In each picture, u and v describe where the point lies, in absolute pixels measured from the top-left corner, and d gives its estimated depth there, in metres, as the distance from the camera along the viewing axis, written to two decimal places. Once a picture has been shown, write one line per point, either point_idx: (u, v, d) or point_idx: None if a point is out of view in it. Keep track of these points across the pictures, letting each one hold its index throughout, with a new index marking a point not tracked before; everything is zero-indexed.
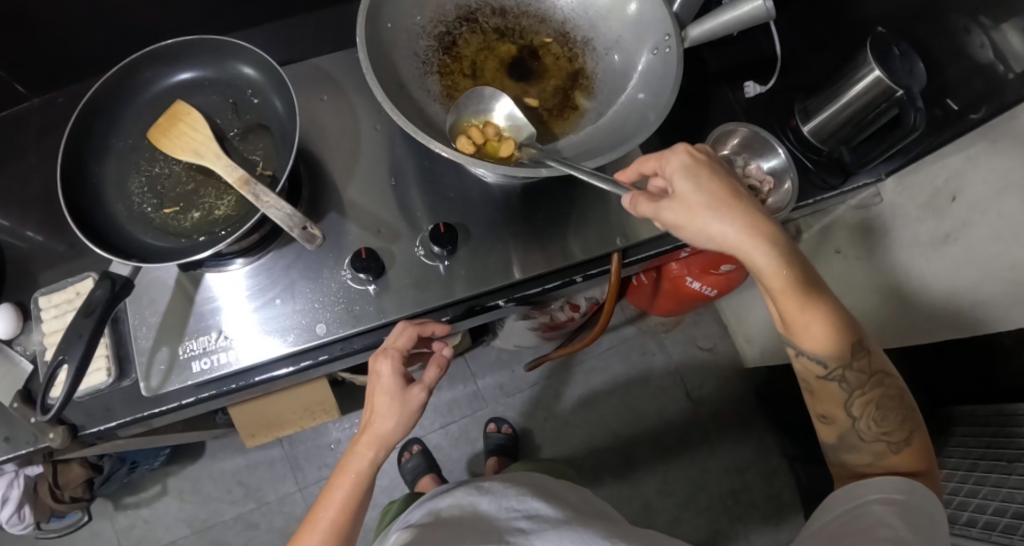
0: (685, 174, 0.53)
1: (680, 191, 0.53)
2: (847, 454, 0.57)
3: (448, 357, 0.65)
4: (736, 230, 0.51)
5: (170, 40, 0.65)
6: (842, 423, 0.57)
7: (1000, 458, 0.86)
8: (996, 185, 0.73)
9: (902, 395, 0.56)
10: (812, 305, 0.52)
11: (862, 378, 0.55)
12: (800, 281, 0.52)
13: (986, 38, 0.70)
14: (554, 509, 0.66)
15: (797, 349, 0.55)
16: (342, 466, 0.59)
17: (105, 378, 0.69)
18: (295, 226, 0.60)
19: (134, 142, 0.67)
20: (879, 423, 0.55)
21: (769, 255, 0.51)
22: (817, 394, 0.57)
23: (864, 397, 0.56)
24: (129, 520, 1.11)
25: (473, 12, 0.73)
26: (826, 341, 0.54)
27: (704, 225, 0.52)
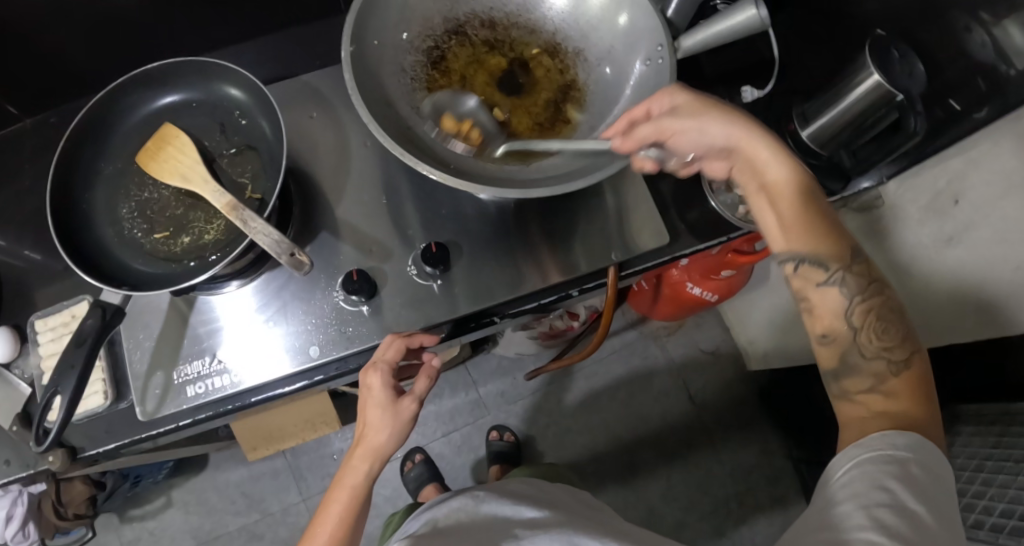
0: (683, 114, 0.57)
1: (679, 104, 0.58)
2: (847, 380, 0.53)
3: (438, 368, 0.64)
4: (738, 121, 0.57)
5: (156, 63, 0.65)
6: (844, 338, 0.53)
7: (1007, 458, 0.83)
8: (998, 186, 0.72)
9: (902, 313, 0.54)
10: (804, 210, 0.55)
11: (860, 283, 0.54)
12: (796, 180, 0.56)
13: (986, 35, 0.68)
14: (550, 517, 0.64)
15: (794, 259, 0.54)
16: (340, 479, 0.60)
17: (103, 401, 0.69)
18: (283, 253, 0.59)
19: (122, 167, 0.66)
20: (880, 335, 0.53)
21: (769, 143, 0.56)
22: (815, 311, 0.55)
23: (863, 305, 0.53)
24: (135, 532, 1.12)
25: (461, 26, 0.71)
26: (821, 237, 0.54)
27: (705, 123, 0.57)
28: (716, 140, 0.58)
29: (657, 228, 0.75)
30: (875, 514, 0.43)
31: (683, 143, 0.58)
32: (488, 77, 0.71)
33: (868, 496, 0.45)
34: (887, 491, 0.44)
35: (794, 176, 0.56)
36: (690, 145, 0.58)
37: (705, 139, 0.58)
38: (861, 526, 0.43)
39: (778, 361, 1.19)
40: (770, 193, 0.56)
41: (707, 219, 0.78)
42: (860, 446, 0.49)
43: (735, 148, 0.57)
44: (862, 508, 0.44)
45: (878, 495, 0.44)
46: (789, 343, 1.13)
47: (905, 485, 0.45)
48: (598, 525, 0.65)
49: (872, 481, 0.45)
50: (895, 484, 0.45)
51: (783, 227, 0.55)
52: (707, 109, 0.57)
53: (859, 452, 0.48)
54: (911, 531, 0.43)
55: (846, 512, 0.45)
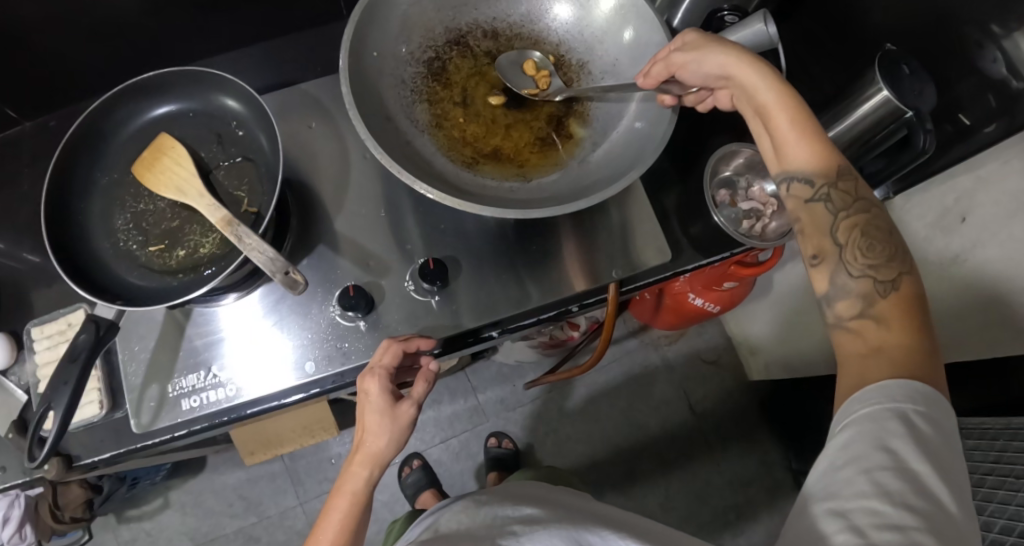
0: (689, 48, 0.59)
1: (689, 39, 0.60)
2: (839, 304, 0.49)
3: (435, 371, 0.62)
4: (734, 50, 0.56)
5: (153, 72, 0.64)
6: (831, 259, 0.50)
7: (1008, 474, 0.75)
8: (1007, 207, 0.70)
9: (894, 230, 0.50)
10: (793, 133, 0.52)
11: (847, 199, 0.50)
12: (788, 103, 0.52)
13: (997, 50, 0.67)
14: (548, 513, 0.60)
15: (788, 178, 0.52)
16: (340, 486, 0.59)
17: (98, 411, 0.68)
18: (277, 271, 0.59)
19: (119, 177, 0.66)
20: (866, 251, 0.49)
21: (760, 68, 0.54)
22: (807, 230, 0.52)
23: (849, 221, 0.50)
24: (132, 533, 1.12)
25: (463, 36, 0.70)
26: (811, 152, 0.51)
27: (706, 54, 0.57)
28: (713, 71, 0.58)
29: (660, 246, 0.74)
30: (878, 479, 0.40)
31: (690, 76, 0.60)
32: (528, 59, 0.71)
33: (869, 459, 0.40)
34: (890, 452, 0.40)
35: (788, 99, 0.53)
36: (695, 78, 0.60)
37: (707, 69, 0.58)
38: (862, 494, 0.39)
39: (778, 371, 1.19)
40: (762, 115, 0.54)
41: (711, 235, 0.77)
42: (857, 401, 0.44)
43: (733, 77, 0.57)
44: (863, 473, 0.40)
45: (880, 457, 0.40)
46: (791, 351, 1.13)
47: (911, 444, 0.40)
48: (598, 517, 0.62)
49: (873, 440, 0.41)
50: (900, 444, 0.40)
51: (776, 151, 0.54)
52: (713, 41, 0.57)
53: (857, 408, 0.43)
54: (918, 495, 0.39)
55: (846, 478, 0.41)
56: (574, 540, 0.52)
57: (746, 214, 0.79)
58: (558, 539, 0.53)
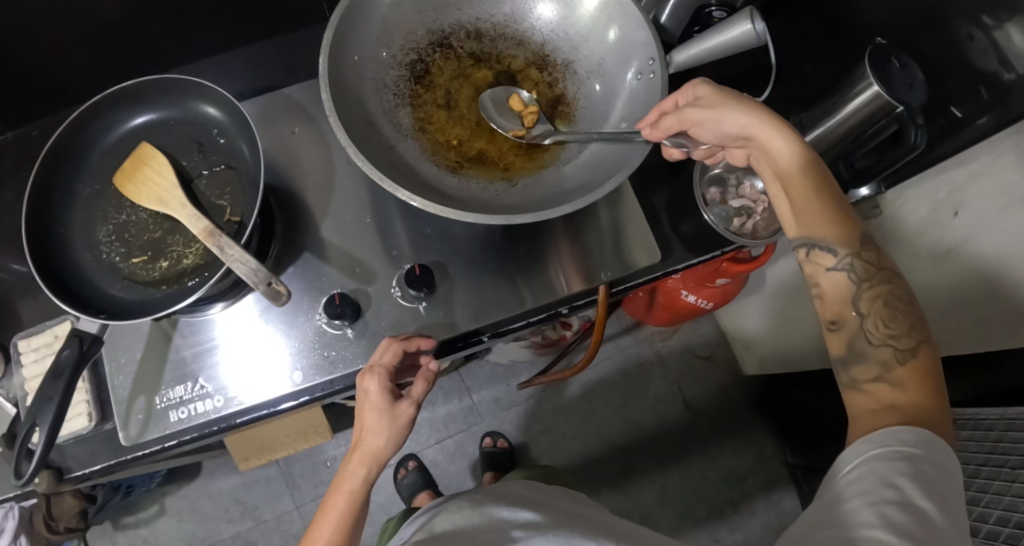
0: (704, 104, 0.58)
1: (702, 94, 0.58)
2: (855, 368, 0.50)
3: (435, 371, 0.61)
4: (754, 109, 0.56)
5: (131, 81, 0.63)
6: (851, 326, 0.51)
7: (1003, 465, 0.74)
8: (999, 200, 0.70)
9: (914, 300, 0.51)
10: (814, 203, 0.53)
11: (870, 270, 0.52)
12: (810, 171, 0.54)
13: (987, 39, 0.66)
14: (547, 518, 0.59)
15: (808, 245, 0.53)
16: (337, 484, 0.58)
17: (87, 423, 0.67)
18: (259, 282, 0.58)
19: (100, 188, 0.65)
20: (888, 322, 0.50)
21: (784, 134, 0.55)
22: (825, 295, 0.53)
23: (871, 291, 0.51)
24: (129, 540, 1.12)
25: (446, 37, 0.69)
26: (834, 224, 0.52)
27: (726, 113, 0.57)
28: (732, 130, 0.57)
29: (649, 246, 0.74)
30: (884, 512, 0.42)
31: (704, 133, 0.59)
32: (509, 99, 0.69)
33: (876, 493, 0.43)
34: (896, 488, 0.42)
35: (809, 167, 0.54)
36: (711, 135, 0.59)
37: (723, 129, 0.58)
38: (868, 525, 0.42)
39: (773, 366, 1.19)
40: (782, 181, 0.55)
41: (701, 234, 0.76)
42: (867, 441, 0.46)
43: (752, 138, 0.57)
44: (869, 506, 0.42)
45: (886, 492, 0.43)
46: (786, 346, 1.12)
47: (916, 483, 0.42)
48: (593, 522, 0.61)
49: (880, 477, 0.43)
50: (906, 482, 0.43)
51: (795, 214, 0.54)
52: (734, 97, 0.56)
53: (867, 447, 0.46)
54: (922, 529, 0.41)
55: (854, 510, 0.43)
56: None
57: (737, 211, 0.78)
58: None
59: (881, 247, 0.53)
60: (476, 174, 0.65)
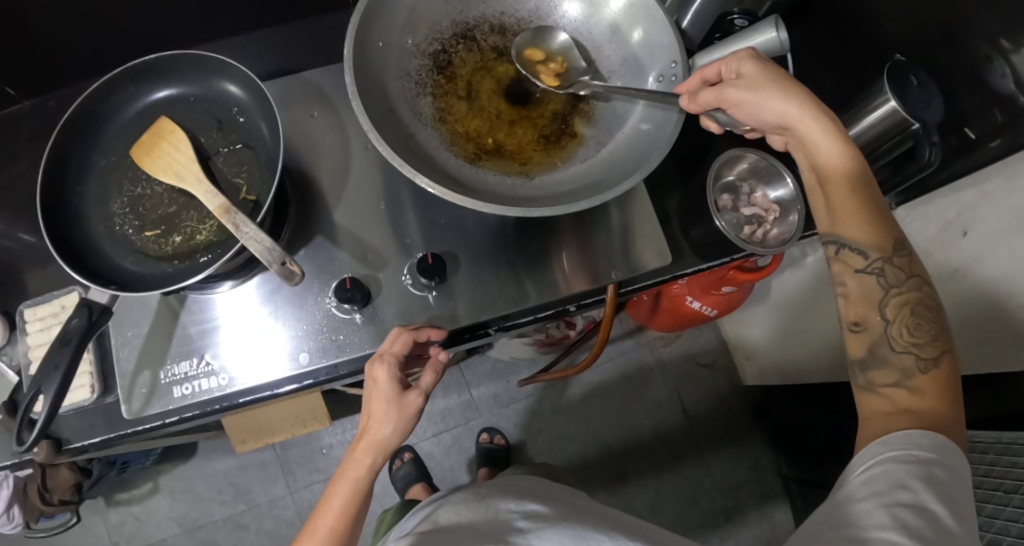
0: (745, 85, 0.57)
1: (745, 72, 0.58)
2: (875, 372, 0.52)
3: (444, 362, 0.62)
4: (795, 97, 0.56)
5: (152, 55, 0.64)
6: (874, 329, 0.53)
7: (997, 488, 0.75)
8: (1008, 223, 0.70)
9: (941, 309, 0.52)
10: (849, 200, 0.54)
11: (899, 276, 0.53)
12: (849, 168, 0.54)
13: (1006, 65, 0.66)
14: (554, 509, 0.60)
15: (837, 243, 0.55)
16: (342, 472, 0.58)
17: (89, 395, 0.67)
18: (274, 261, 0.58)
19: (116, 160, 0.65)
20: (913, 330, 0.51)
21: (825, 127, 0.55)
22: (851, 295, 0.55)
23: (899, 298, 0.53)
24: (121, 516, 1.12)
25: (470, 30, 0.70)
26: (868, 227, 0.54)
27: (767, 95, 0.56)
28: (770, 117, 0.57)
29: (660, 249, 0.74)
30: (897, 514, 0.42)
31: (742, 113, 0.59)
32: (528, 54, 0.70)
33: (890, 495, 0.44)
34: (910, 491, 0.43)
35: (849, 162, 0.54)
36: (749, 118, 0.59)
37: (762, 113, 0.58)
38: (881, 525, 0.42)
39: (773, 377, 1.19)
40: (819, 172, 0.56)
41: (712, 240, 0.76)
42: (883, 444, 0.47)
43: (789, 128, 0.57)
44: (882, 506, 0.43)
45: (900, 494, 0.43)
46: (788, 359, 1.12)
47: (929, 486, 0.43)
48: (596, 513, 0.62)
49: (894, 479, 0.44)
50: (919, 484, 0.44)
51: (829, 208, 0.56)
52: (777, 79, 0.56)
53: (882, 451, 0.47)
54: (935, 532, 0.41)
55: (866, 510, 0.44)
56: (581, 539, 0.52)
57: (748, 220, 0.77)
58: (568, 539, 0.53)
59: (914, 254, 0.54)
60: (497, 165, 0.65)
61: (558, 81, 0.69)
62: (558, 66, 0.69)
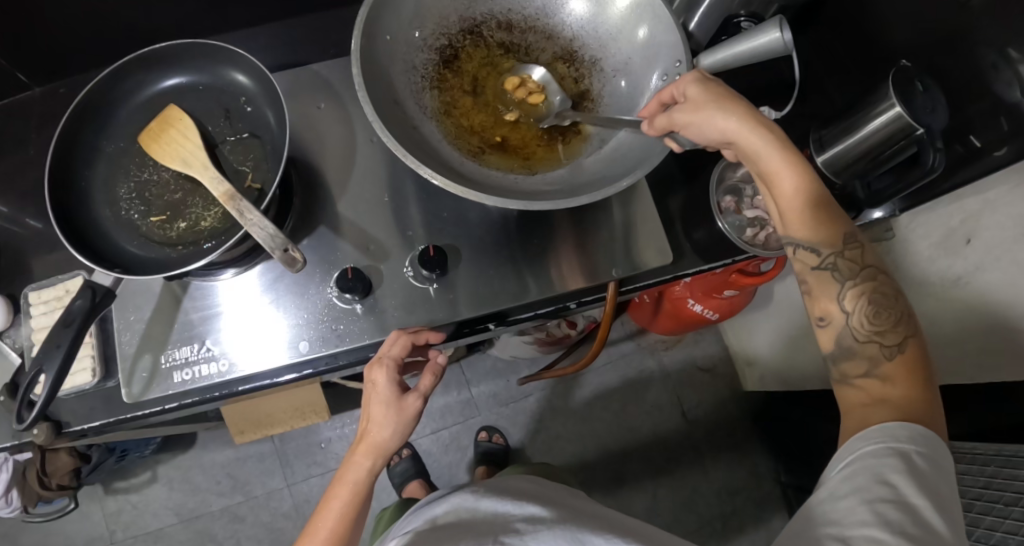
0: (689, 107, 0.57)
1: (688, 95, 0.58)
2: (846, 364, 0.53)
3: (443, 365, 0.63)
4: (735, 112, 0.55)
5: (165, 43, 0.64)
6: (838, 323, 0.54)
7: (997, 500, 0.73)
8: (1010, 232, 0.70)
9: (898, 293, 0.53)
10: (798, 205, 0.54)
11: (853, 268, 0.53)
12: (795, 178, 0.54)
13: (1013, 74, 0.65)
14: (554, 513, 0.59)
15: (793, 245, 0.55)
16: (341, 476, 0.59)
17: (90, 379, 0.67)
18: (276, 248, 0.59)
19: (125, 146, 0.66)
20: (872, 319, 0.52)
21: (767, 138, 0.54)
22: (814, 293, 0.55)
23: (855, 289, 0.53)
24: (119, 504, 1.13)
25: (478, 25, 0.70)
26: (816, 227, 0.54)
27: (709, 115, 0.56)
28: (715, 135, 0.57)
29: (662, 248, 0.74)
30: (879, 510, 0.43)
31: (690, 135, 0.58)
32: (509, 83, 0.70)
33: (872, 491, 0.44)
34: (891, 486, 0.44)
35: (794, 172, 0.54)
36: (698, 137, 0.58)
37: (710, 133, 0.57)
38: (863, 523, 0.43)
39: (776, 384, 1.18)
40: (768, 183, 0.56)
41: (715, 242, 0.76)
42: (861, 438, 0.48)
43: (735, 142, 0.57)
44: (864, 503, 0.44)
45: (882, 490, 0.44)
46: (790, 366, 1.12)
47: (909, 478, 0.44)
48: (594, 518, 0.62)
49: (875, 474, 0.45)
50: (899, 478, 0.44)
51: (782, 215, 0.56)
52: (718, 97, 0.56)
53: (862, 445, 0.47)
54: (917, 527, 0.42)
55: (849, 508, 0.44)
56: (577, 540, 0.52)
57: (750, 222, 0.77)
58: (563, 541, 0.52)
59: (864, 242, 0.54)
60: (501, 157, 0.66)
61: (542, 95, 0.69)
62: (538, 85, 0.70)
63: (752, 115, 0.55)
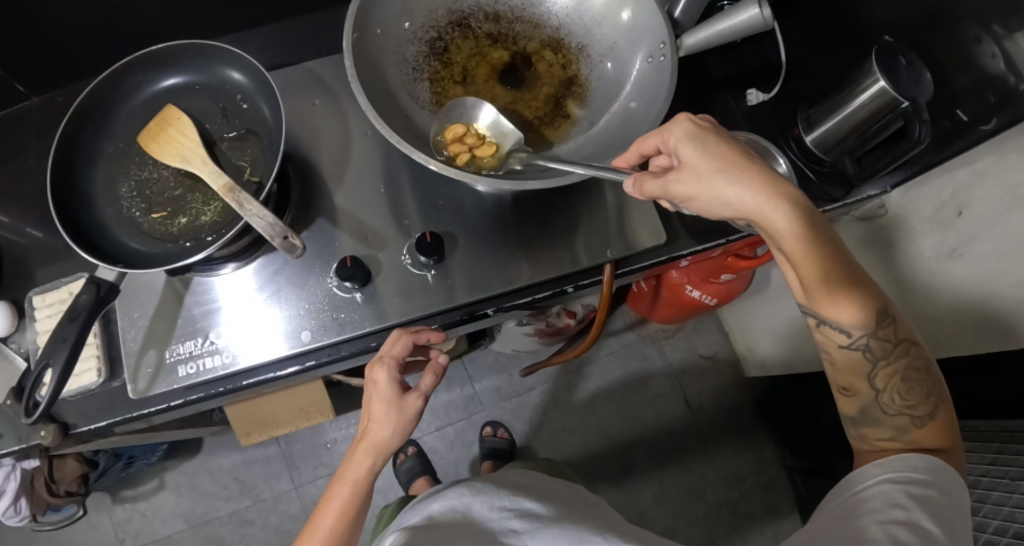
0: (695, 176, 0.52)
1: (687, 160, 0.53)
2: (869, 430, 0.55)
3: (444, 364, 0.64)
4: (750, 184, 0.51)
5: (161, 44, 0.66)
6: (865, 395, 0.55)
7: (1003, 475, 0.78)
8: (1002, 201, 0.69)
9: (931, 370, 0.54)
10: (824, 283, 0.52)
11: (886, 347, 0.54)
12: (819, 257, 0.51)
13: (997, 47, 0.66)
14: (551, 510, 0.60)
15: (821, 322, 0.54)
16: (341, 474, 0.59)
17: (96, 379, 0.67)
18: (276, 236, 0.61)
19: (125, 147, 0.67)
20: (904, 395, 0.53)
21: (790, 215, 0.51)
22: (839, 364, 0.56)
23: (888, 367, 0.54)
24: (127, 513, 1.13)
25: (466, 18, 0.72)
26: (851, 307, 0.52)
27: (719, 188, 0.52)
28: (725, 207, 0.53)
29: (656, 229, 0.74)
30: (891, 530, 0.44)
31: (694, 206, 0.54)
32: (448, 137, 0.66)
33: (886, 513, 0.46)
34: (904, 510, 0.46)
35: (818, 252, 0.51)
36: (702, 207, 0.54)
37: (718, 205, 0.53)
38: (876, 539, 0.44)
39: (777, 370, 1.19)
40: (788, 259, 0.53)
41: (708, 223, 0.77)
42: (880, 466, 0.51)
43: (748, 215, 0.53)
44: (878, 523, 0.45)
45: (895, 513, 0.45)
46: (790, 349, 1.12)
47: (923, 506, 0.46)
48: (595, 517, 0.62)
49: (890, 499, 0.47)
50: (913, 504, 0.46)
51: (803, 290, 0.54)
52: (727, 165, 0.51)
53: (880, 472, 0.50)
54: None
55: (863, 525, 0.46)
56: (578, 539, 0.52)
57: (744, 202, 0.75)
58: (563, 540, 0.53)
59: (897, 317, 0.54)
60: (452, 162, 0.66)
61: (489, 147, 0.66)
62: (479, 137, 0.66)
63: (768, 186, 0.51)
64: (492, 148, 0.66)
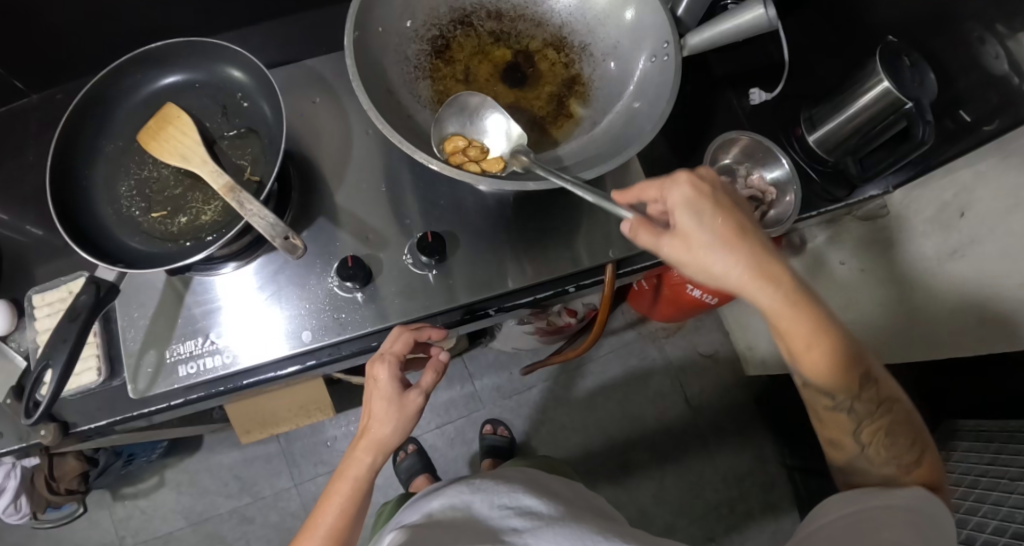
0: (684, 246, 0.51)
1: (680, 227, 0.51)
2: (858, 479, 0.58)
3: (445, 362, 0.64)
4: (740, 266, 0.50)
5: (160, 42, 0.66)
6: (851, 449, 0.57)
7: (1002, 475, 0.79)
8: (1004, 202, 0.69)
9: (910, 421, 0.57)
10: (809, 356, 0.53)
11: (870, 408, 0.55)
12: (804, 336, 0.51)
13: (1001, 48, 0.66)
14: (551, 507, 0.60)
15: (807, 386, 0.56)
16: (342, 471, 0.59)
17: (96, 378, 0.67)
18: (277, 236, 0.60)
19: (125, 145, 0.67)
20: (888, 449, 0.56)
21: (777, 299, 0.50)
22: (826, 422, 0.58)
23: (872, 425, 0.56)
24: (128, 510, 1.14)
25: (468, 15, 0.71)
26: (835, 376, 0.53)
27: (706, 263, 0.50)
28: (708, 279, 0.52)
29: None
30: None
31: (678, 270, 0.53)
32: (449, 151, 0.65)
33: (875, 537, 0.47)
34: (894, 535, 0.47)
35: (804, 332, 0.51)
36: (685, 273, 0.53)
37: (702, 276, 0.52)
38: None
39: (777, 370, 1.16)
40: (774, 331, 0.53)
41: None
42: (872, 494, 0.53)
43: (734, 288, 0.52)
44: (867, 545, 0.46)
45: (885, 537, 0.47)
46: None
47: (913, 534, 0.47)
48: (595, 515, 0.62)
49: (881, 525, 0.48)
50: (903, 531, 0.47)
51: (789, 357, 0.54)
52: (719, 241, 0.50)
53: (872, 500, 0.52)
54: None
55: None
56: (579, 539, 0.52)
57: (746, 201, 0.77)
58: (565, 540, 0.52)
59: (880, 379, 0.55)
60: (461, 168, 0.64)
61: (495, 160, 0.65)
62: (481, 150, 0.65)
63: (759, 267, 0.50)
64: (498, 163, 0.64)
